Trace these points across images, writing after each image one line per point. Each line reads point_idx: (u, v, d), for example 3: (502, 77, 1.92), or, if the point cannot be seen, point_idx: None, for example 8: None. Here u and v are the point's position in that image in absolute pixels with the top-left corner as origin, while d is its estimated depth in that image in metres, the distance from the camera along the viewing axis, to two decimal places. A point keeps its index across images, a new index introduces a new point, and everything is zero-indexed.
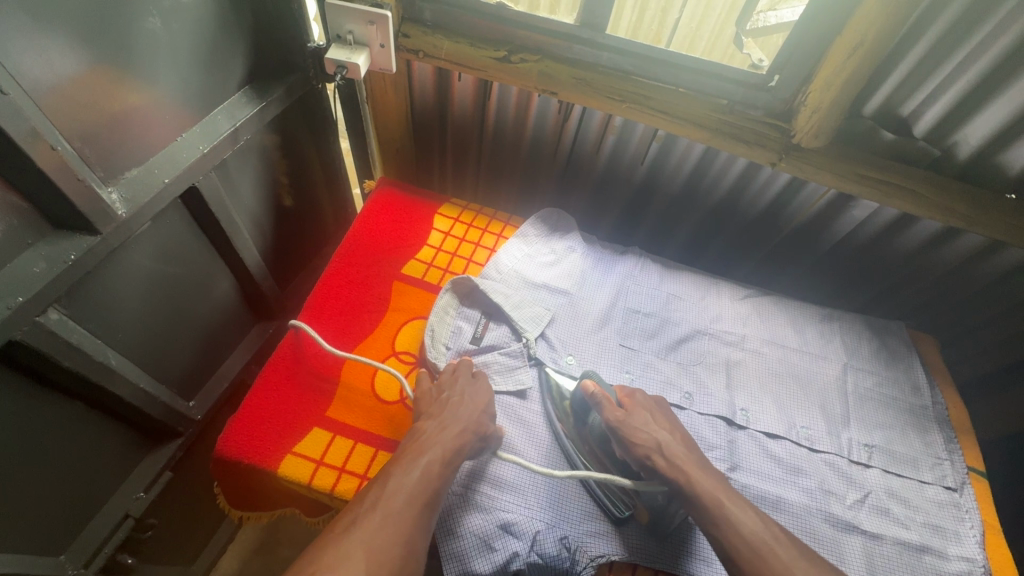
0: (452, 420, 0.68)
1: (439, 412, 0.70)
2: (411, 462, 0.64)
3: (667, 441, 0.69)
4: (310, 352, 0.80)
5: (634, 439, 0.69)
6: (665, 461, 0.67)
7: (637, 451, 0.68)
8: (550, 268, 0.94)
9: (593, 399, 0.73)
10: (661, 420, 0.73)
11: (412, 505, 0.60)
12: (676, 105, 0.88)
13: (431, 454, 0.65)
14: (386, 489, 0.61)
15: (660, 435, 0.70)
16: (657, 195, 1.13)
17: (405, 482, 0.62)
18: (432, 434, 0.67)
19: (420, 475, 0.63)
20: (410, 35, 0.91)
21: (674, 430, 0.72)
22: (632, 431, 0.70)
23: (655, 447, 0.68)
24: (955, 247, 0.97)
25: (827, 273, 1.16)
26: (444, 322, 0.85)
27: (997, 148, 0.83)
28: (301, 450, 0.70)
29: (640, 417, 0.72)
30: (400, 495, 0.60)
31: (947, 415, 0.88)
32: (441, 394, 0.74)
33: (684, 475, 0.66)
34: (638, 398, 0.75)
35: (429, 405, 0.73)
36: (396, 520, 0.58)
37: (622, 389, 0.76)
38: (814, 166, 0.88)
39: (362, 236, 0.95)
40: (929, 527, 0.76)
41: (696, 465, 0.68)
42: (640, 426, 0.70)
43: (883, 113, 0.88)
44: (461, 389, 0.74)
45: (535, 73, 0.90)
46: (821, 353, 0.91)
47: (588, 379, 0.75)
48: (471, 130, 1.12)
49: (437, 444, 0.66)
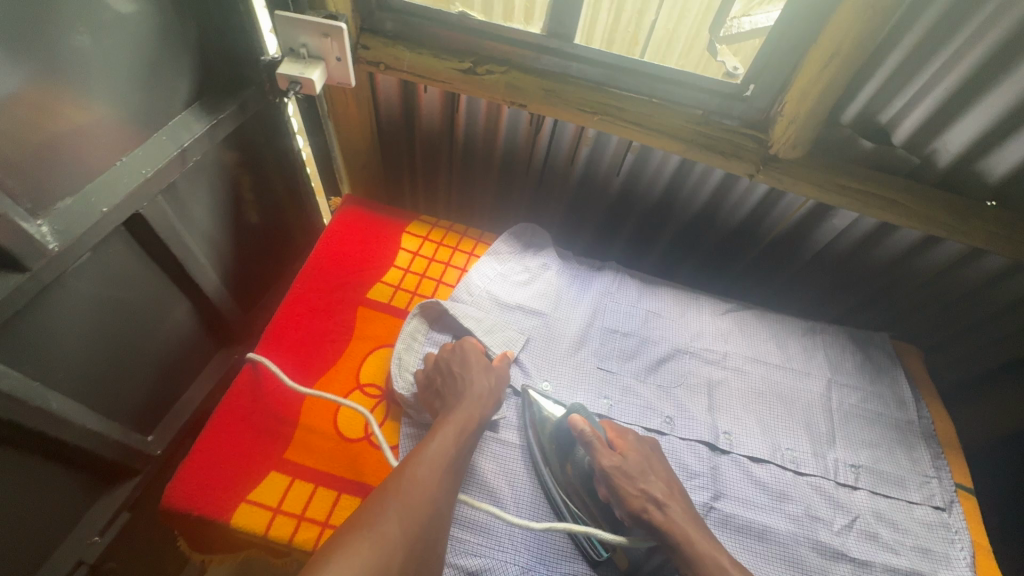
0: (469, 399, 0.70)
1: (459, 389, 0.71)
2: (444, 434, 0.65)
3: (662, 493, 0.67)
4: (268, 388, 0.75)
5: (628, 486, 0.67)
6: (665, 513, 0.65)
7: (632, 503, 0.66)
8: (524, 287, 0.90)
9: (584, 438, 0.70)
10: (658, 471, 0.69)
11: (442, 471, 0.61)
12: (650, 116, 0.85)
13: (459, 428, 0.66)
14: (418, 457, 0.62)
15: (656, 486, 0.67)
16: (633, 207, 1.09)
17: (436, 451, 0.62)
18: (459, 410, 0.68)
19: (451, 447, 0.64)
20: (370, 46, 0.87)
21: (670, 483, 0.69)
22: (628, 481, 0.67)
23: (649, 499, 0.66)
24: (935, 255, 0.96)
25: (808, 282, 1.14)
26: (412, 350, 0.80)
27: (978, 154, 0.81)
28: (257, 498, 0.65)
29: (637, 464, 0.69)
30: (433, 464, 0.61)
31: (933, 429, 0.86)
32: (451, 378, 0.73)
33: (681, 536, 0.63)
34: (631, 440, 0.72)
35: (446, 385, 0.72)
36: (423, 484, 0.59)
37: (614, 428, 0.73)
38: (792, 177, 0.85)
39: (325, 259, 0.90)
40: (919, 551, 0.73)
41: (687, 520, 0.65)
42: (637, 474, 0.68)
43: (861, 121, 0.85)
44: (466, 363, 0.74)
45: (502, 85, 0.86)
46: (804, 369, 0.88)
47: (576, 415, 0.72)
48: (439, 143, 1.08)
49: (465, 421, 0.67)
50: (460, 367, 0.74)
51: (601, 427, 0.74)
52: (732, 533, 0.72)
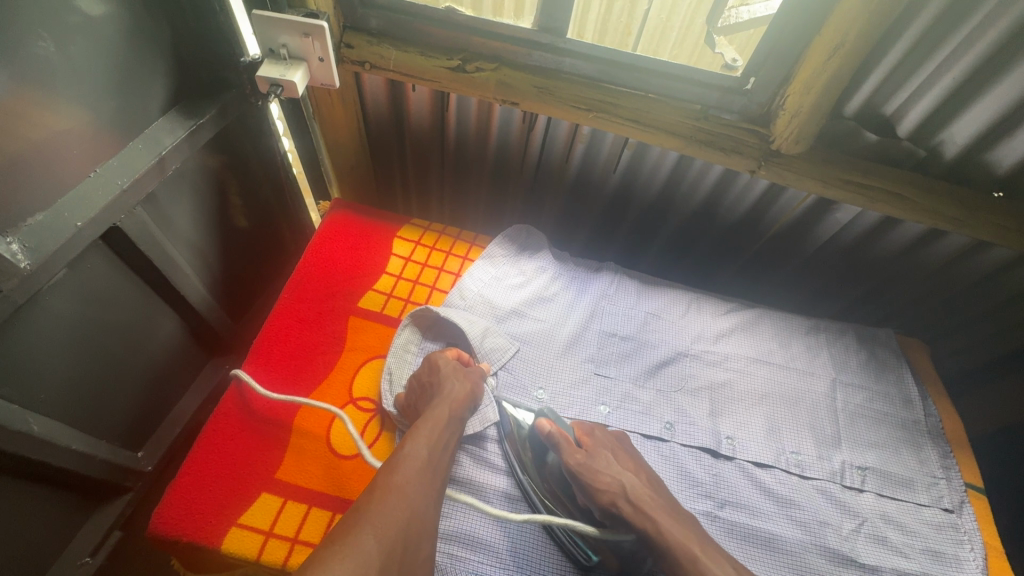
0: (443, 400, 0.67)
1: (433, 396, 0.69)
2: (419, 440, 0.62)
3: (632, 484, 0.65)
4: (256, 406, 0.72)
5: (596, 482, 0.65)
6: (630, 503, 0.63)
7: (601, 498, 0.64)
8: (518, 291, 0.88)
9: (551, 440, 0.69)
10: (625, 461, 0.68)
11: (418, 477, 0.58)
12: (647, 112, 0.82)
13: (432, 433, 0.63)
14: (392, 465, 0.59)
15: (624, 477, 0.65)
16: (631, 204, 1.06)
17: (409, 458, 0.60)
18: (433, 415, 0.65)
19: (426, 453, 0.61)
20: (353, 45, 0.83)
21: (638, 471, 0.68)
22: (592, 475, 0.65)
23: (620, 492, 0.64)
24: (940, 248, 0.93)
25: (810, 278, 1.11)
26: (404, 361, 0.78)
27: (986, 145, 0.78)
28: (248, 521, 0.63)
29: (602, 457, 0.67)
30: (409, 470, 0.58)
31: (940, 427, 0.84)
32: (423, 387, 0.71)
33: (653, 524, 0.61)
34: (597, 437, 0.71)
35: (420, 396, 0.70)
36: (402, 490, 0.56)
37: (581, 428, 0.72)
38: (793, 172, 0.83)
39: (313, 267, 0.87)
40: (929, 554, 0.72)
41: (652, 509, 0.62)
42: (602, 468, 0.66)
43: (865, 113, 0.82)
44: (440, 369, 0.72)
45: (493, 83, 0.83)
46: (808, 369, 0.86)
47: (544, 419, 0.72)
48: (429, 143, 1.05)
49: (439, 426, 0.64)
50: (433, 376, 0.72)
51: (570, 427, 0.73)
52: (737, 540, 0.70)
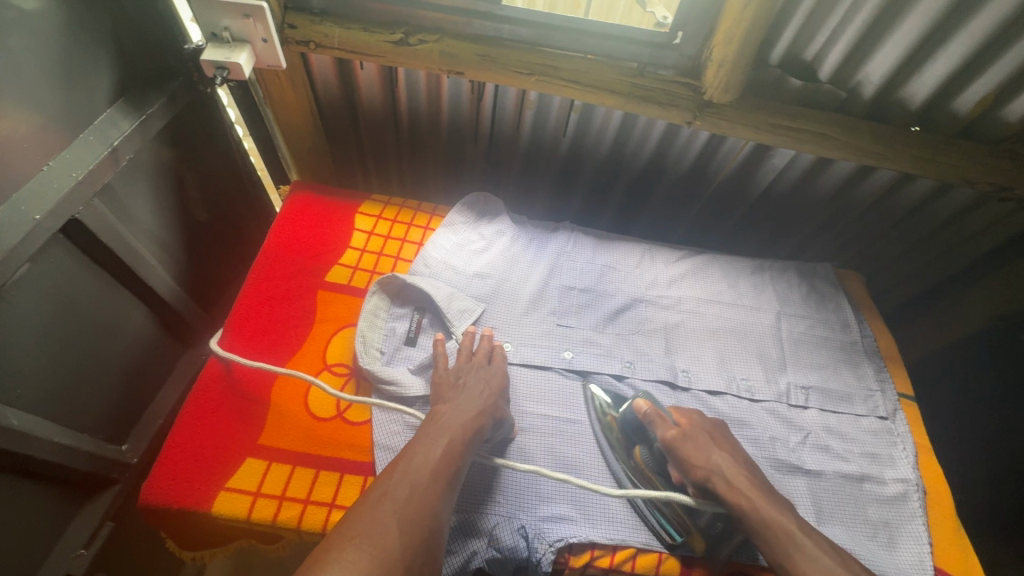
0: (471, 402, 0.69)
1: (456, 392, 0.71)
2: (433, 437, 0.64)
3: (728, 467, 0.68)
4: (228, 383, 0.74)
5: (692, 460, 0.68)
6: (722, 481, 0.67)
7: (697, 474, 0.67)
8: (480, 255, 0.92)
9: (647, 419, 0.74)
10: (716, 445, 0.71)
11: (428, 473, 0.60)
12: (588, 73, 0.85)
13: (449, 430, 0.65)
14: (406, 455, 0.62)
15: (719, 460, 0.69)
16: (585, 165, 1.12)
17: (419, 448, 0.62)
18: (451, 411, 0.68)
19: (443, 448, 0.63)
20: (296, 25, 0.85)
21: (734, 454, 0.71)
22: (690, 452, 0.69)
23: (715, 471, 0.67)
24: (872, 182, 1.02)
25: (756, 223, 1.19)
26: (375, 326, 0.81)
27: (899, 82, 0.85)
28: (235, 485, 0.67)
29: (697, 437, 0.71)
30: (425, 470, 0.60)
31: (875, 346, 0.92)
32: (455, 386, 0.72)
33: (746, 501, 0.65)
34: (696, 419, 0.74)
35: (445, 384, 0.73)
36: (424, 490, 0.58)
37: (679, 411, 0.75)
38: (728, 121, 0.87)
39: (278, 247, 0.89)
40: (867, 456, 0.79)
41: (741, 493, 0.65)
42: (698, 448, 0.69)
43: (788, 60, 0.87)
44: (475, 375, 0.74)
45: (436, 54, 0.84)
46: (755, 304, 0.93)
47: (641, 399, 0.76)
48: (384, 121, 1.08)
49: (455, 425, 0.66)
50: (472, 380, 0.73)
51: (668, 409, 0.76)
52: None
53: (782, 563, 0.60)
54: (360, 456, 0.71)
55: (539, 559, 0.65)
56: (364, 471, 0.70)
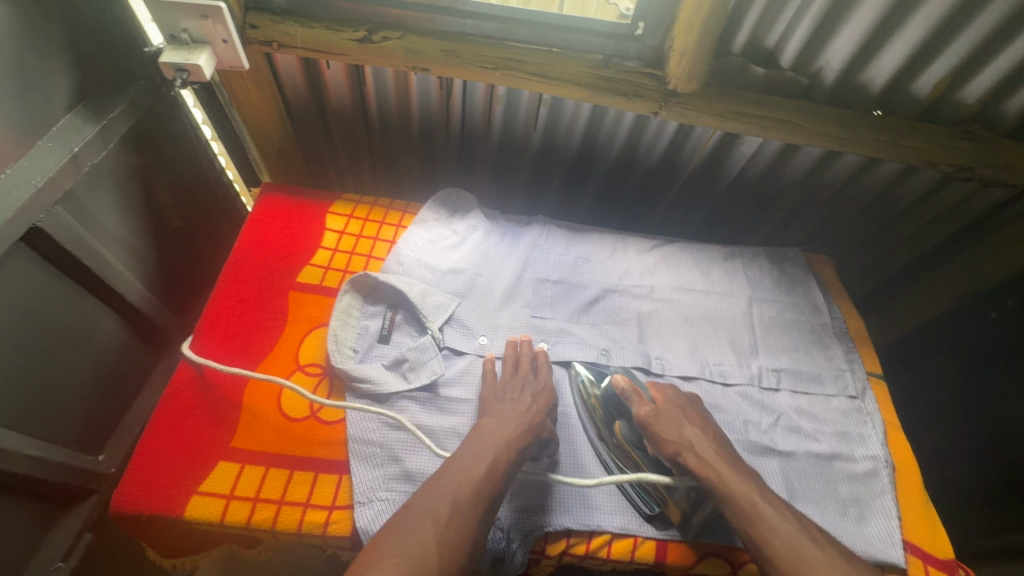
0: (517, 418, 0.70)
1: (503, 407, 0.72)
2: (479, 451, 0.65)
3: (698, 440, 0.70)
4: (198, 389, 0.74)
5: (662, 434, 0.71)
6: (693, 454, 0.69)
7: (667, 448, 0.70)
8: (453, 251, 0.93)
9: (625, 395, 0.76)
10: (688, 421, 0.73)
11: (469, 491, 0.62)
12: (553, 66, 0.85)
13: (492, 444, 0.66)
14: (447, 467, 0.64)
15: (692, 433, 0.71)
16: (558, 157, 1.12)
17: (464, 463, 0.64)
18: (495, 424, 0.69)
19: (488, 462, 0.64)
20: (258, 26, 0.84)
21: (706, 429, 0.73)
22: (660, 428, 0.71)
23: (685, 444, 0.70)
24: (839, 167, 1.04)
25: (730, 211, 1.20)
26: (348, 326, 0.80)
27: (858, 66, 0.87)
28: (207, 489, 0.66)
29: (669, 415, 0.73)
30: (468, 489, 0.62)
31: (844, 327, 0.93)
32: (501, 400, 0.73)
33: (715, 473, 0.67)
34: (670, 395, 0.77)
35: (493, 399, 0.74)
36: (466, 509, 0.60)
37: (655, 386, 0.78)
38: (693, 110, 0.88)
39: (248, 249, 0.88)
40: (837, 436, 0.80)
41: (710, 465, 0.68)
42: (668, 424, 0.72)
43: (750, 48, 0.88)
44: (522, 390, 0.75)
45: (400, 51, 0.84)
46: (727, 290, 0.94)
47: (619, 375, 0.78)
48: (355, 120, 1.08)
49: (500, 440, 0.67)
50: (520, 393, 0.74)
51: (645, 386, 0.79)
52: None
53: (748, 536, 0.63)
54: (335, 455, 0.71)
55: (515, 550, 0.66)
56: (340, 470, 0.70)
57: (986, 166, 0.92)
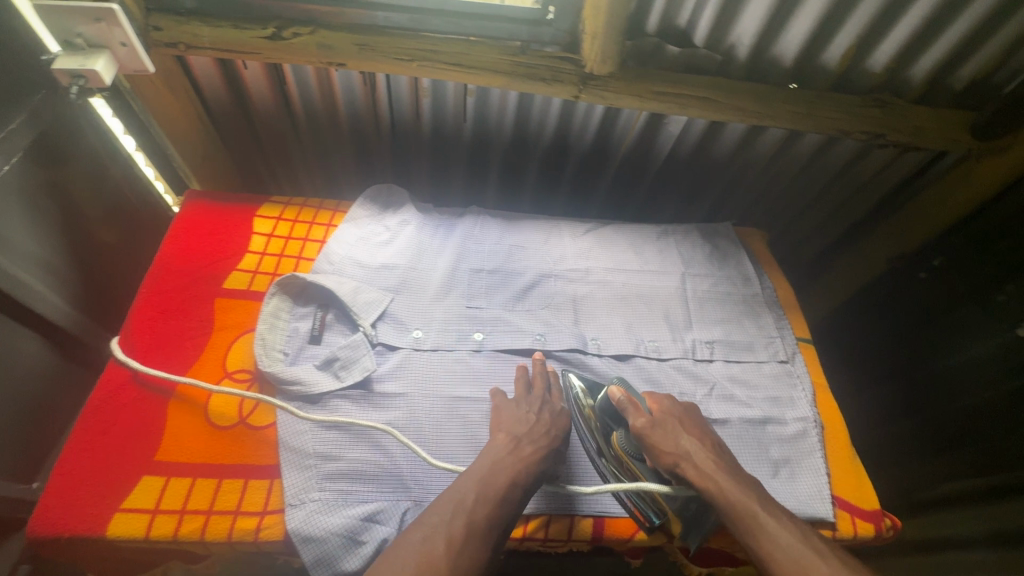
0: (535, 438, 0.70)
1: (520, 424, 0.72)
2: (497, 469, 0.66)
3: (697, 451, 0.70)
4: (120, 404, 0.71)
5: (659, 447, 0.70)
6: (692, 465, 0.69)
7: (665, 460, 0.70)
8: (386, 247, 0.92)
9: (620, 406, 0.75)
10: (685, 433, 0.72)
11: (486, 509, 0.62)
12: (469, 55, 0.85)
13: (511, 463, 0.67)
14: (462, 485, 0.64)
15: (688, 445, 0.71)
16: (493, 146, 1.12)
17: (479, 482, 0.64)
18: (506, 444, 0.69)
19: (505, 481, 0.65)
20: (161, 27, 0.81)
21: (704, 438, 0.72)
22: (657, 439, 0.71)
23: (683, 455, 0.69)
24: (764, 141, 1.07)
25: (667, 191, 1.22)
26: (276, 329, 0.79)
27: (768, 41, 0.89)
28: (131, 505, 0.64)
29: (667, 425, 0.73)
30: (486, 509, 0.62)
31: (774, 296, 0.96)
32: (523, 414, 0.73)
33: (716, 484, 0.67)
34: (666, 405, 0.75)
35: (508, 414, 0.73)
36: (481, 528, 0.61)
37: (652, 397, 0.77)
38: (613, 92, 0.89)
39: (170, 258, 0.86)
40: (768, 400, 0.83)
41: (707, 475, 0.68)
42: (666, 435, 0.71)
43: (664, 28, 0.89)
44: (542, 406, 0.75)
45: (312, 46, 0.83)
46: (660, 268, 0.96)
47: (613, 387, 0.77)
48: (281, 121, 1.06)
49: (516, 461, 0.67)
50: (529, 412, 0.73)
51: (642, 397, 0.78)
52: None
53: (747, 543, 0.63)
54: (266, 461, 0.69)
55: None
56: (271, 475, 0.69)
57: (898, 131, 0.95)
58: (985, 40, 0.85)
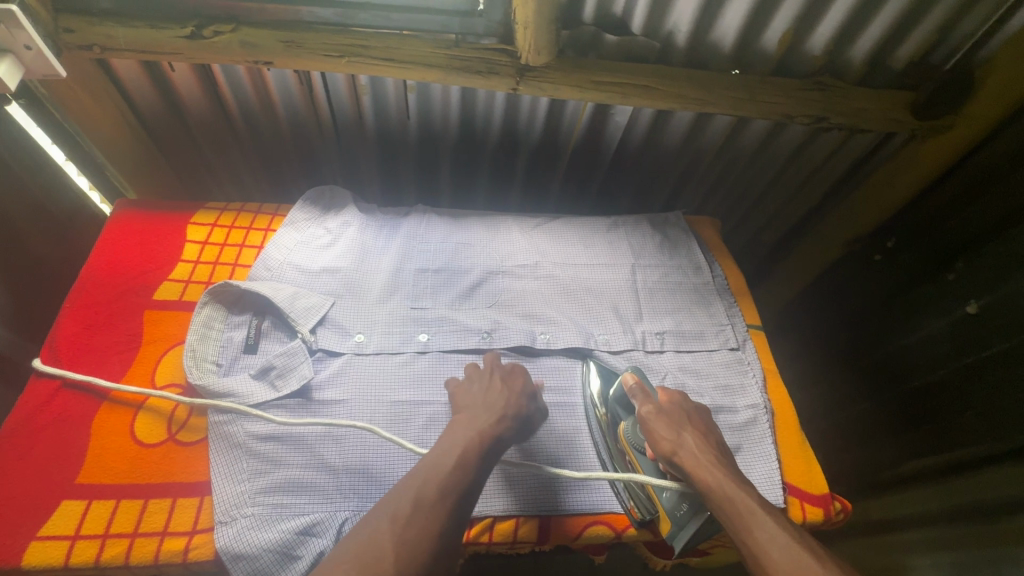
0: (491, 408, 0.67)
1: (474, 402, 0.68)
2: (451, 444, 0.62)
3: (696, 442, 0.69)
4: (40, 425, 0.68)
5: (658, 434, 0.70)
6: (687, 454, 0.67)
7: (662, 448, 0.69)
8: (328, 250, 0.89)
9: (631, 392, 0.76)
10: (688, 426, 0.71)
11: (435, 486, 0.57)
12: (400, 49, 0.83)
13: (466, 437, 0.63)
14: (419, 467, 0.59)
15: (689, 437, 0.69)
16: (441, 144, 1.10)
17: (433, 459, 0.60)
18: (467, 417, 0.66)
19: (457, 456, 0.60)
20: (74, 29, 0.78)
21: (708, 435, 0.71)
22: (660, 426, 0.71)
23: (681, 446, 0.68)
24: (713, 129, 1.06)
25: (621, 184, 1.21)
26: (209, 339, 0.76)
27: (706, 27, 0.88)
28: (49, 532, 0.61)
29: (674, 415, 0.72)
30: (436, 483, 0.57)
31: (726, 284, 0.96)
32: (484, 388, 0.70)
33: (711, 477, 0.64)
34: (677, 399, 0.75)
35: (467, 393, 0.70)
36: (431, 507, 0.55)
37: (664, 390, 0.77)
38: (551, 83, 0.88)
39: (97, 270, 0.82)
40: (719, 389, 0.82)
41: (703, 466, 0.66)
42: (669, 424, 0.71)
43: (601, 17, 0.88)
44: (496, 376, 0.72)
45: (236, 45, 0.80)
46: (610, 260, 0.95)
47: (629, 374, 0.78)
48: (218, 125, 1.03)
49: (469, 434, 0.63)
50: (479, 400, 0.68)
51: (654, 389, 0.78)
52: (554, 418, 0.78)
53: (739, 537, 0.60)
54: (196, 478, 0.67)
55: None
56: (202, 492, 0.66)
57: (841, 113, 0.96)
58: (918, 19, 0.86)
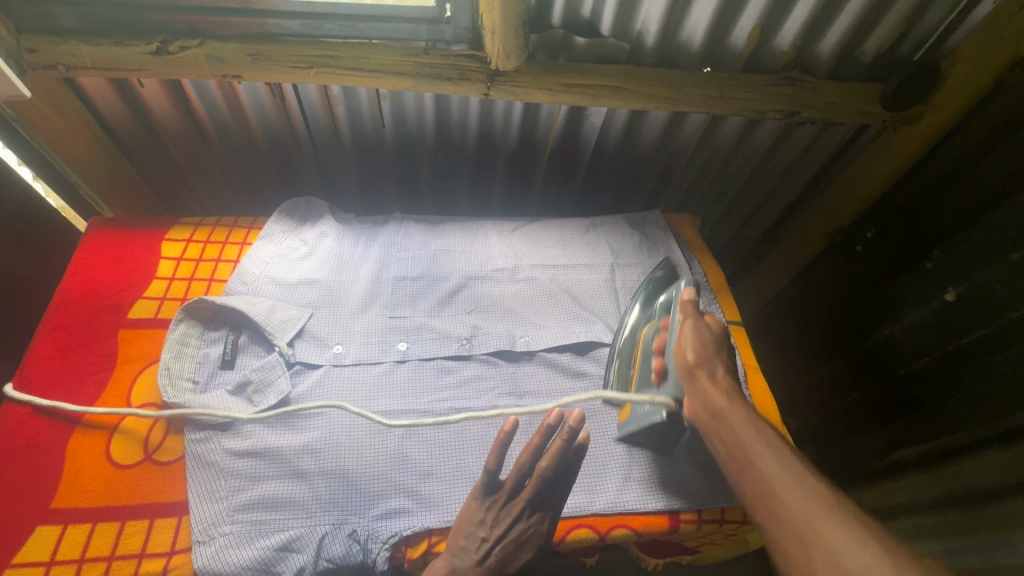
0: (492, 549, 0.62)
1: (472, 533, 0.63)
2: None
3: (721, 364, 0.64)
4: (10, 453, 0.67)
5: (685, 344, 0.65)
6: (710, 376, 0.63)
7: (686, 359, 0.64)
8: (305, 261, 0.89)
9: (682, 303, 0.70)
10: (719, 350, 0.66)
11: None
12: (369, 58, 0.83)
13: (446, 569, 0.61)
14: None
15: (719, 357, 0.65)
16: (419, 152, 1.10)
17: None
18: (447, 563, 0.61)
19: None
20: (36, 49, 0.78)
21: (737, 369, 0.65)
22: (695, 340, 0.65)
23: (706, 364, 0.64)
24: (687, 128, 1.07)
25: (602, 185, 1.21)
26: (184, 357, 0.76)
27: (672, 27, 0.89)
28: (23, 559, 0.60)
29: (713, 336, 0.67)
30: None
31: (705, 281, 0.96)
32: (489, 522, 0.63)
33: (722, 400, 0.60)
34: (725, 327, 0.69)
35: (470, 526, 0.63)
36: None
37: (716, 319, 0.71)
38: (522, 87, 0.88)
39: (71, 291, 0.81)
40: None
41: (723, 392, 0.61)
42: (703, 343, 0.65)
43: (570, 20, 0.88)
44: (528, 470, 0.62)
45: (203, 59, 0.80)
46: (589, 261, 0.95)
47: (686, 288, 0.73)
48: (191, 139, 1.02)
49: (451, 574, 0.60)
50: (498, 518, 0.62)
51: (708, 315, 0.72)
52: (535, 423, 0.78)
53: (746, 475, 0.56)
54: (173, 497, 0.66)
55: (372, 560, 0.64)
56: (179, 511, 0.65)
57: (811, 107, 0.96)
58: (881, 12, 0.87)
